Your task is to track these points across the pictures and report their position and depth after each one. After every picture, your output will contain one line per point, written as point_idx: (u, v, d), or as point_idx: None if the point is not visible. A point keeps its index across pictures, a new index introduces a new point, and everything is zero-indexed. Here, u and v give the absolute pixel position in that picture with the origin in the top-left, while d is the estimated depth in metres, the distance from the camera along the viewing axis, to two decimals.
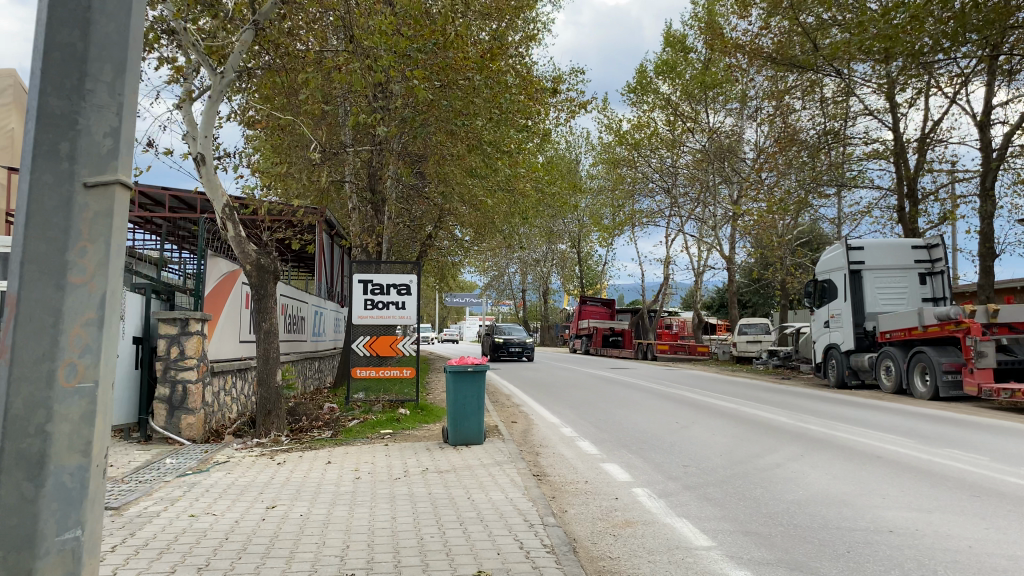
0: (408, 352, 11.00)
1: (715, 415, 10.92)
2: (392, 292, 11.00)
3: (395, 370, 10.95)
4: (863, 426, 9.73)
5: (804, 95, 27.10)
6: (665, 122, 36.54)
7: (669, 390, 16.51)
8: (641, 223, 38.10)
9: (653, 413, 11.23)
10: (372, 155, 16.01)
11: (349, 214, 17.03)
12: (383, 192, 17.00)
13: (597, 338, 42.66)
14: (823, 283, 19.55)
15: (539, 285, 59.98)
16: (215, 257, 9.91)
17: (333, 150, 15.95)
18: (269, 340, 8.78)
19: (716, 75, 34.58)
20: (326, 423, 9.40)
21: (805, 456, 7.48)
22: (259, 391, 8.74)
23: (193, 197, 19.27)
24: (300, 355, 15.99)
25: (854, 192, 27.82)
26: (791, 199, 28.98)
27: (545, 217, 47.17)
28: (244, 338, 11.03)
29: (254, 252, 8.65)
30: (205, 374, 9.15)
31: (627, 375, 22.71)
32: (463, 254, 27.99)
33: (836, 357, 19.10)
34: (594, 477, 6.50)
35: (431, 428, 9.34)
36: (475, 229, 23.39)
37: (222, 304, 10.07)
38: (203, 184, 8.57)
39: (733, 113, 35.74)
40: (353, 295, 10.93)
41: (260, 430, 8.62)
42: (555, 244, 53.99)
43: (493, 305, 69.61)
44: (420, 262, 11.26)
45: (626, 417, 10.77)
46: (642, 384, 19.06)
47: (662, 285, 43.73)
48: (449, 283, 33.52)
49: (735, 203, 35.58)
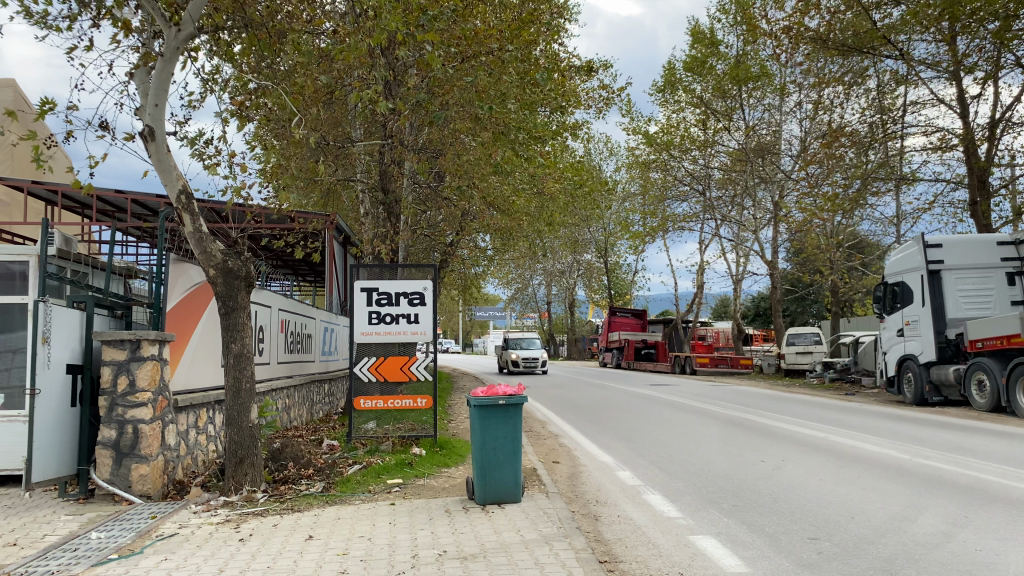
0: (422, 378, 8.95)
1: (807, 449, 8.82)
2: (403, 302, 9.02)
3: (406, 400, 8.95)
4: (1008, 465, 7.60)
5: (853, 84, 24.92)
6: (697, 121, 34.40)
7: (729, 412, 14.33)
8: (675, 228, 35.89)
9: (727, 446, 9.13)
10: (383, 149, 14.10)
11: (361, 219, 15.11)
12: (398, 193, 15.06)
13: (630, 351, 40.57)
14: (896, 286, 17.31)
15: (565, 297, 57.84)
16: (182, 262, 7.97)
17: (339, 145, 14.06)
18: (241, 365, 6.73)
19: (752, 69, 32.49)
20: (318, 469, 7.39)
21: (977, 519, 5.35)
22: (229, 433, 6.73)
23: None
24: (304, 379, 14.01)
25: (912, 187, 25.51)
26: (843, 197, 26.62)
27: (570, 225, 45.01)
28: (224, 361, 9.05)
29: (220, 253, 6.68)
30: (165, 411, 7.21)
31: (670, 392, 20.66)
32: (486, 262, 26.00)
33: (912, 369, 16.77)
34: (691, 567, 4.44)
35: (453, 476, 7.31)
36: (502, 233, 21.44)
37: (194, 323, 8.14)
38: (153, 166, 6.67)
39: (771, 109, 33.59)
40: (355, 307, 8.94)
41: (228, 485, 6.60)
42: (580, 254, 51.87)
43: (518, 319, 67.44)
44: (436, 265, 9.28)
45: (695, 455, 8.66)
46: (692, 404, 16.91)
47: (696, 293, 41.45)
48: (471, 297, 31.50)
49: (776, 205, 33.35)
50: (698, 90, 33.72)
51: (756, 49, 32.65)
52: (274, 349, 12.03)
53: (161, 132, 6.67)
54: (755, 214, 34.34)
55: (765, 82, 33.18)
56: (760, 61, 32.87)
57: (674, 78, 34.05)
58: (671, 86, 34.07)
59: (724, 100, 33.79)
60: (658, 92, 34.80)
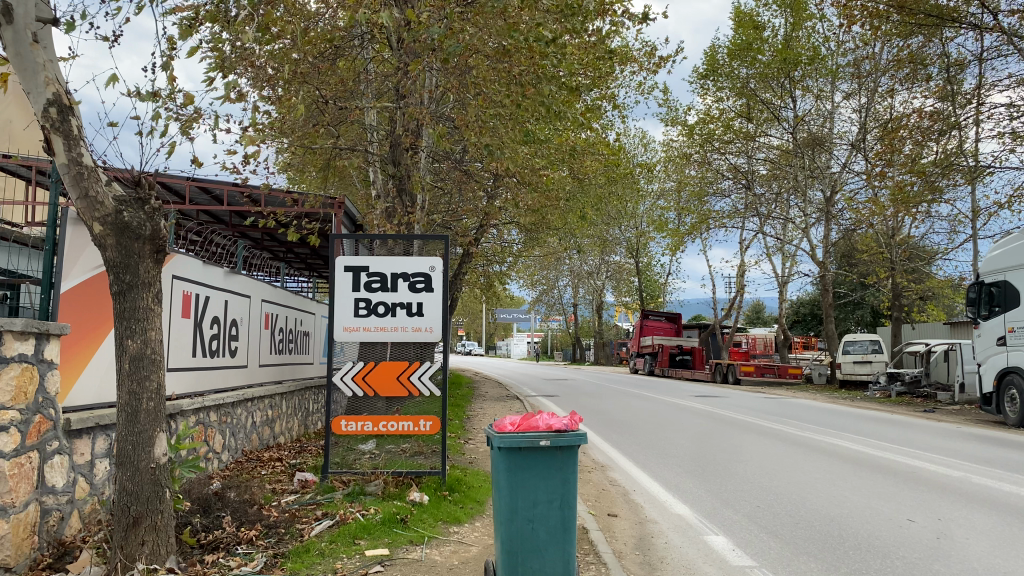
0: (428, 392, 6.62)
1: (958, 501, 6.40)
2: (401, 287, 6.62)
3: (406, 423, 6.59)
4: None
5: (925, 64, 22.12)
6: (741, 109, 31.61)
7: (806, 433, 11.81)
8: (717, 226, 33.07)
9: (843, 493, 6.70)
10: (396, 111, 11.83)
11: (373, 196, 12.80)
12: (413, 166, 12.75)
13: (663, 358, 37.82)
14: (994, 287, 14.68)
15: (593, 300, 55.20)
16: (83, 228, 5.62)
17: (339, 102, 11.78)
18: (143, 372, 4.37)
19: (803, 52, 29.64)
20: (270, 526, 5.09)
21: None
22: (121, 478, 4.36)
23: (178, 183, 15.03)
24: (298, 385, 11.79)
25: (990, 178, 22.64)
26: (912, 189, 23.76)
27: (600, 223, 42.31)
28: None
29: (113, 201, 4.37)
30: (45, 438, 4.91)
31: (719, 406, 18.14)
32: (512, 256, 23.44)
33: (1016, 385, 14.08)
34: None
35: (468, 546, 4.89)
36: (531, 220, 19.01)
37: (104, 313, 5.82)
38: (10, 63, 4.30)
39: (823, 96, 30.74)
40: (336, 293, 6.56)
41: (119, 563, 4.26)
42: (609, 255, 49.24)
43: (542, 322, 64.61)
44: (449, 236, 6.87)
45: (802, 510, 6.19)
46: (753, 420, 14.43)
47: (736, 297, 38.70)
48: (496, 297, 28.88)
49: (828, 200, 30.58)
50: (743, 75, 30.81)
51: (807, 29, 29.80)
52: (255, 350, 9.90)
53: (23, 13, 4.28)
54: (804, 211, 31.59)
55: (817, 67, 30.26)
56: (812, 43, 29.94)
57: (717, 62, 31.25)
58: (713, 71, 31.27)
59: (771, 87, 30.90)
60: (699, 79, 32.01)
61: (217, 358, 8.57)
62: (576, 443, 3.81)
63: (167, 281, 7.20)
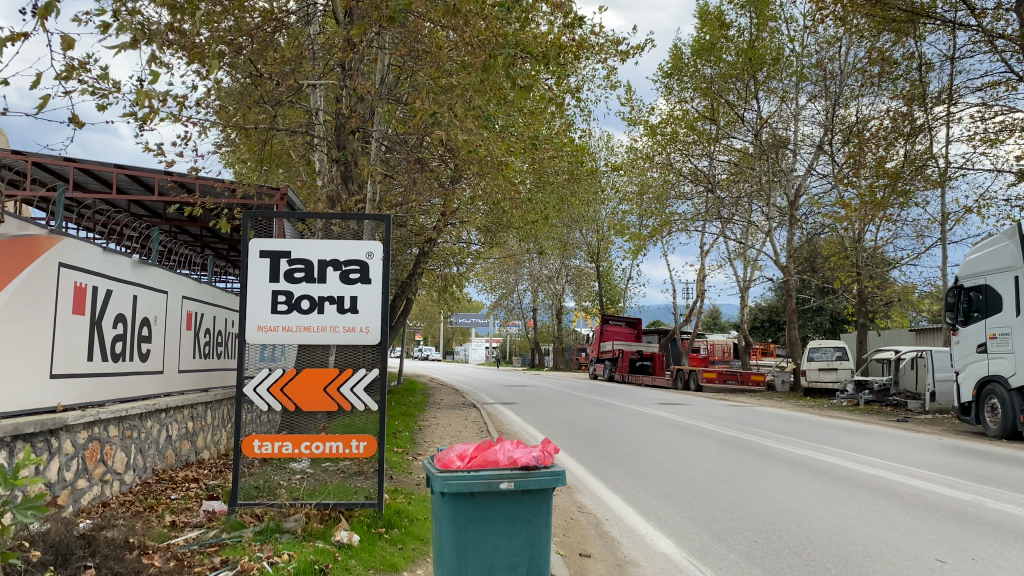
0: (361, 406, 5.53)
1: (984, 534, 5.50)
2: (331, 277, 5.51)
3: (334, 443, 5.49)
4: None
5: (894, 63, 21.57)
6: (705, 110, 30.94)
7: (784, 445, 10.94)
8: (679, 230, 32.38)
9: (850, 524, 5.77)
10: (344, 90, 10.76)
11: (317, 185, 11.69)
12: (362, 152, 11.67)
13: (623, 363, 37.02)
14: (974, 292, 14.08)
15: (553, 304, 54.38)
16: None
17: (277, 80, 10.64)
18: None
19: (768, 52, 29.09)
20: None
21: None
22: None
23: (107, 170, 13.75)
24: (228, 392, 10.59)
25: (957, 181, 22.20)
26: (879, 193, 23.25)
27: (560, 225, 41.45)
28: (18, 376, 5.48)
29: None
30: None
31: (684, 414, 17.31)
32: (471, 257, 22.37)
33: (997, 395, 13.39)
34: None
35: None
36: (490, 218, 18.01)
37: None
38: None
39: (787, 98, 30.22)
40: (250, 283, 5.44)
41: None
42: (569, 258, 48.41)
43: (500, 327, 63.62)
44: (392, 217, 5.80)
45: (808, 546, 5.23)
46: (723, 430, 13.61)
47: (697, 302, 38.11)
48: (454, 301, 27.77)
49: (791, 203, 30.12)
50: (707, 74, 30.13)
51: (773, 29, 29.21)
52: (173, 354, 8.71)
53: None
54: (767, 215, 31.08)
55: (782, 67, 29.73)
56: (777, 43, 29.40)
57: (681, 62, 30.53)
58: (677, 71, 30.56)
59: (735, 87, 30.24)
60: (663, 78, 31.33)
61: (123, 362, 7.37)
62: (548, 486, 3.58)
63: (52, 269, 5.99)
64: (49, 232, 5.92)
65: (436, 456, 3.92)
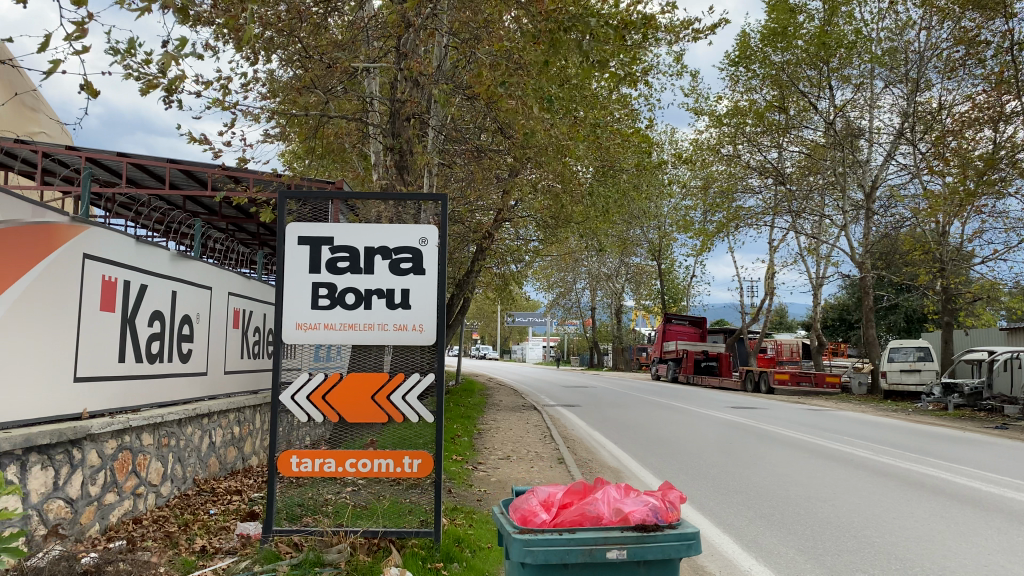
0: (416, 416, 4.82)
1: None
2: (380, 266, 4.80)
3: (383, 460, 4.76)
4: None
5: (986, 42, 20.01)
6: (774, 99, 29.53)
7: (880, 455, 9.90)
8: (746, 225, 31.05)
9: (996, 562, 4.83)
10: (398, 74, 10.09)
11: (373, 177, 11.07)
12: (418, 141, 10.99)
13: (687, 364, 35.84)
14: None
15: (613, 303, 53.21)
16: None
17: (327, 64, 10.01)
18: None
19: (842, 36, 27.56)
20: None
21: None
22: None
23: (159, 165, 13.34)
24: None
25: None
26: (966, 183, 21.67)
27: (620, 222, 40.34)
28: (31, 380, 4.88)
29: None
30: None
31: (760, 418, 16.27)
32: (531, 254, 21.57)
33: None
34: None
35: None
36: (551, 212, 17.21)
37: None
38: None
39: (862, 85, 28.64)
40: (288, 273, 4.75)
41: None
42: (630, 256, 47.19)
43: (559, 327, 62.73)
44: (448, 197, 5.08)
45: None
46: (806, 436, 12.58)
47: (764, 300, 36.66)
48: (513, 301, 27.01)
49: (866, 196, 28.58)
50: (776, 61, 28.73)
51: (846, 12, 27.68)
52: (218, 354, 8.16)
53: None
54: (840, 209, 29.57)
55: (857, 52, 28.17)
56: (852, 27, 27.86)
57: (748, 50, 29.18)
58: (744, 59, 29.22)
59: (805, 75, 28.80)
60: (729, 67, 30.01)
61: (162, 363, 6.82)
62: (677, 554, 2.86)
63: (74, 261, 5.38)
64: (71, 220, 5.30)
65: (512, 502, 3.23)
